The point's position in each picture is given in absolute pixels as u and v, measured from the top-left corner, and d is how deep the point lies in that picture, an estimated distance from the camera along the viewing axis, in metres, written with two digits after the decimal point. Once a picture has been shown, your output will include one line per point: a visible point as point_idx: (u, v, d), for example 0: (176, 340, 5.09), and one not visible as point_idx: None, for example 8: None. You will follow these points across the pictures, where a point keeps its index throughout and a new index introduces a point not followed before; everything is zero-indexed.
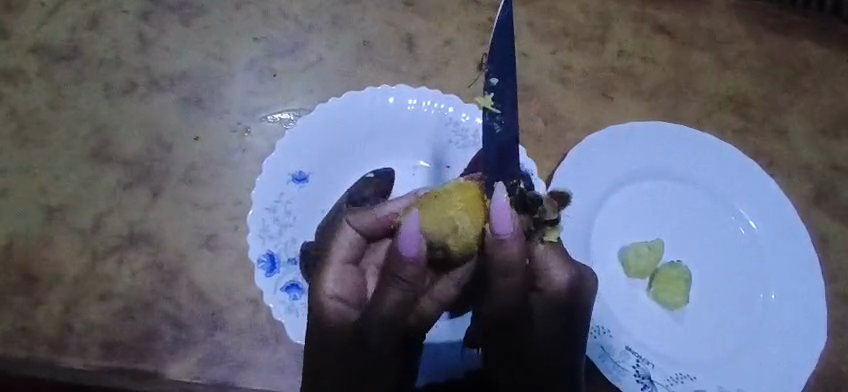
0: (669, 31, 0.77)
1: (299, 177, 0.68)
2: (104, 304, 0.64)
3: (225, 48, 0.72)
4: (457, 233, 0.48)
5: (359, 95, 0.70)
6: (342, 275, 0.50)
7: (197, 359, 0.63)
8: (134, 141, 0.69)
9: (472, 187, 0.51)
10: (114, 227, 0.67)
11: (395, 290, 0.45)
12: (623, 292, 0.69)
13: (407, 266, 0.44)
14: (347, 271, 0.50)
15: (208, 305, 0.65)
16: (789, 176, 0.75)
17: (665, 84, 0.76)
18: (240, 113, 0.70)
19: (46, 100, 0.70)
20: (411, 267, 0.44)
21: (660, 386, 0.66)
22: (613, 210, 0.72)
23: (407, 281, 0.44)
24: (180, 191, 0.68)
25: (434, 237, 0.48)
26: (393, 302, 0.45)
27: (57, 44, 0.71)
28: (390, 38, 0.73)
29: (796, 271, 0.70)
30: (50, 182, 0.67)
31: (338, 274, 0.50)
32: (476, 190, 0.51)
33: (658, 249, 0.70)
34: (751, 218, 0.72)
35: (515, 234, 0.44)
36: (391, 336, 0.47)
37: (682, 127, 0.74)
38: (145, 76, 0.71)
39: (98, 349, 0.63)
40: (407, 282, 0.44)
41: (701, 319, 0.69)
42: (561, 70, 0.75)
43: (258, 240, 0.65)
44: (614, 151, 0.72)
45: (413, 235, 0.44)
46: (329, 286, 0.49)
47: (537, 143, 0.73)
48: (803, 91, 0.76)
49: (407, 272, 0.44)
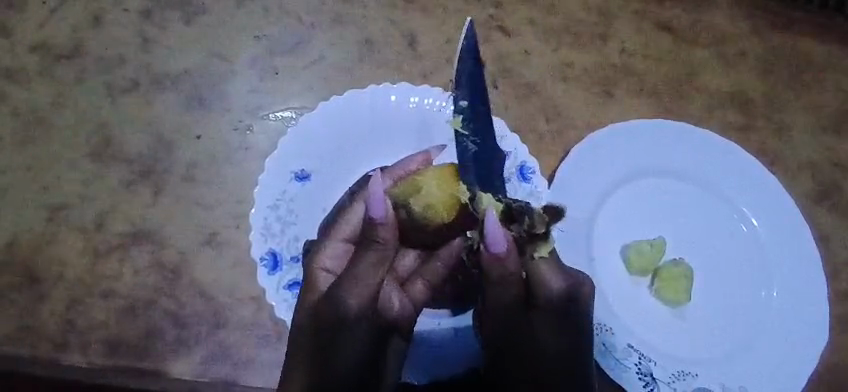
0: (669, 29, 0.77)
1: (301, 176, 0.66)
2: (104, 302, 0.63)
3: (228, 46, 0.72)
4: (419, 196, 0.55)
5: (360, 93, 0.69)
6: (343, 251, 0.53)
7: (199, 358, 0.62)
8: (137, 140, 0.69)
9: (447, 168, 0.57)
10: (116, 225, 0.66)
11: (370, 253, 0.49)
12: (625, 290, 0.68)
13: (378, 229, 0.49)
14: (346, 246, 0.53)
15: (210, 303, 0.64)
16: (793, 172, 0.74)
17: (667, 81, 0.76)
18: (242, 111, 0.70)
19: (49, 99, 0.70)
20: (381, 228, 0.49)
21: (662, 384, 0.65)
22: (616, 208, 0.70)
23: (382, 243, 0.49)
24: (181, 188, 0.67)
25: (398, 198, 0.55)
26: (367, 268, 0.49)
27: (60, 44, 0.72)
28: (392, 37, 0.74)
29: (801, 270, 0.69)
30: (52, 180, 0.67)
31: (337, 248, 0.53)
32: (451, 170, 0.56)
33: (660, 247, 0.69)
34: (753, 215, 0.71)
35: (508, 250, 0.47)
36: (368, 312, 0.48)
37: (684, 125, 0.73)
38: (147, 74, 0.71)
39: (98, 348, 0.62)
40: (383, 244, 0.49)
41: (703, 316, 0.68)
42: (562, 67, 0.75)
43: (260, 239, 0.64)
44: (617, 148, 0.71)
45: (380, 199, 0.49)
46: (326, 260, 0.53)
47: (539, 141, 0.72)
48: (805, 87, 0.76)
49: (381, 234, 0.49)
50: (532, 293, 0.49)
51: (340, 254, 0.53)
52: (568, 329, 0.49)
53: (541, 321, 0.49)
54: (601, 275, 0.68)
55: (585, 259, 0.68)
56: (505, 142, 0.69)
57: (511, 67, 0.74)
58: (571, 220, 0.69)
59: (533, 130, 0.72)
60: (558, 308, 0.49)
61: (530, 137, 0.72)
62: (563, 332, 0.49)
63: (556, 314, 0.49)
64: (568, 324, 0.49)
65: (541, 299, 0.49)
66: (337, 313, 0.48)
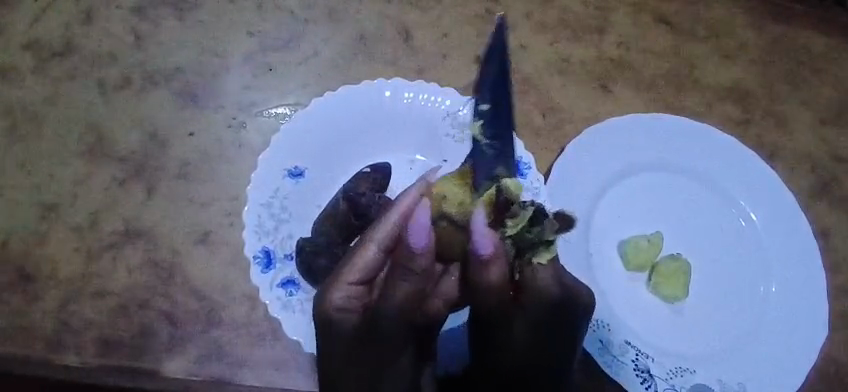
0: (667, 21, 0.77)
1: (295, 173, 0.66)
2: (98, 301, 0.63)
3: (221, 43, 0.72)
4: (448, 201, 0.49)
5: (355, 89, 0.69)
6: (355, 290, 0.48)
7: (193, 357, 0.62)
8: (130, 137, 0.68)
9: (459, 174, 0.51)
10: (109, 224, 0.65)
11: (405, 284, 0.45)
12: (622, 286, 0.67)
13: (417, 259, 0.45)
14: (359, 287, 0.47)
15: (204, 302, 0.63)
16: (792, 166, 0.73)
17: (666, 75, 0.75)
18: (236, 108, 0.70)
19: (41, 97, 0.69)
20: (419, 258, 0.44)
21: (660, 380, 0.64)
22: (613, 203, 0.70)
23: (418, 274, 0.45)
24: (175, 186, 0.67)
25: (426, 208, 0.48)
26: (402, 292, 0.46)
27: (52, 41, 0.71)
28: (387, 31, 0.73)
29: (800, 264, 0.69)
30: (46, 178, 0.66)
31: (351, 289, 0.47)
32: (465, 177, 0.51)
33: (658, 242, 0.68)
34: (752, 210, 0.71)
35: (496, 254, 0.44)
36: (402, 329, 0.47)
37: (681, 118, 0.72)
38: (141, 71, 0.71)
39: (92, 346, 0.61)
40: (419, 275, 0.45)
41: (700, 312, 0.67)
42: (559, 61, 0.74)
43: (253, 236, 0.64)
44: (614, 142, 0.71)
45: (423, 231, 0.44)
46: (338, 299, 0.48)
47: (536, 136, 0.71)
48: (804, 80, 0.76)
49: (419, 264, 0.45)
50: (522, 296, 0.47)
51: (355, 293, 0.48)
52: (555, 323, 0.49)
53: (532, 318, 0.48)
54: (597, 273, 0.67)
55: (582, 255, 0.67)
56: None
57: None
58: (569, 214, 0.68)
59: (529, 125, 0.72)
60: (547, 307, 0.48)
61: (526, 132, 0.71)
62: (549, 329, 0.49)
63: (544, 312, 0.48)
64: (554, 321, 0.49)
65: (530, 299, 0.47)
66: (369, 329, 0.47)
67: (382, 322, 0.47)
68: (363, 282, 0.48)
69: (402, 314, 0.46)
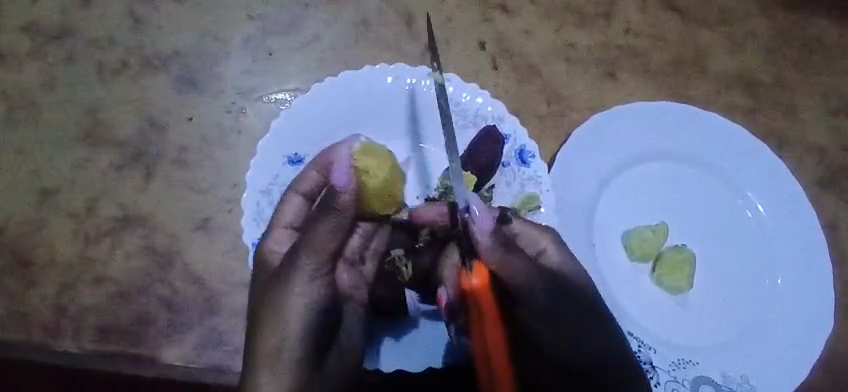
0: (676, 8, 0.75)
1: (294, 160, 0.65)
2: (97, 288, 0.62)
3: (220, 26, 0.71)
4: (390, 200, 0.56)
5: (357, 75, 0.67)
6: (287, 236, 0.57)
7: (191, 344, 0.62)
8: (129, 122, 0.68)
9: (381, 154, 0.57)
10: (107, 210, 0.65)
11: (329, 220, 0.51)
12: (628, 277, 0.66)
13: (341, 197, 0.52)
14: (289, 233, 0.57)
15: (202, 289, 0.63)
16: (800, 157, 0.73)
17: (673, 63, 0.73)
18: (235, 93, 0.69)
19: (40, 80, 0.68)
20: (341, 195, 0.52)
21: (663, 372, 0.64)
22: (618, 193, 0.68)
23: (341, 210, 0.51)
24: (173, 172, 0.66)
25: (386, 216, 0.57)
26: (324, 234, 0.50)
27: (49, 23, 0.70)
28: (390, 16, 0.72)
29: (807, 252, 0.68)
30: (43, 165, 0.66)
31: (284, 234, 0.57)
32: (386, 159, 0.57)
33: (662, 233, 0.67)
34: (760, 201, 0.70)
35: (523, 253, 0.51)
36: (318, 296, 0.50)
37: (695, 109, 0.70)
38: (138, 55, 0.70)
39: (90, 332, 0.61)
40: (341, 211, 0.51)
41: (703, 303, 0.66)
42: (564, 47, 0.73)
43: (253, 224, 0.63)
44: (621, 132, 0.69)
45: (343, 169, 0.54)
46: (278, 248, 0.57)
47: (540, 124, 0.70)
48: (814, 70, 0.75)
49: (340, 202, 0.51)
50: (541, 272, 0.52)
51: (286, 238, 0.57)
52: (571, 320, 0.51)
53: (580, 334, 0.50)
54: (602, 264, 0.66)
55: (585, 245, 0.66)
56: (504, 124, 0.66)
57: (512, 47, 0.72)
58: (571, 202, 0.67)
59: (533, 113, 0.71)
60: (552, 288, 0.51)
61: (530, 120, 0.70)
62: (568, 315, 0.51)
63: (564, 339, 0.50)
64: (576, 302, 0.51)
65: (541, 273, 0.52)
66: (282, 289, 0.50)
67: (296, 282, 0.50)
68: (292, 226, 0.58)
69: (321, 270, 0.51)
